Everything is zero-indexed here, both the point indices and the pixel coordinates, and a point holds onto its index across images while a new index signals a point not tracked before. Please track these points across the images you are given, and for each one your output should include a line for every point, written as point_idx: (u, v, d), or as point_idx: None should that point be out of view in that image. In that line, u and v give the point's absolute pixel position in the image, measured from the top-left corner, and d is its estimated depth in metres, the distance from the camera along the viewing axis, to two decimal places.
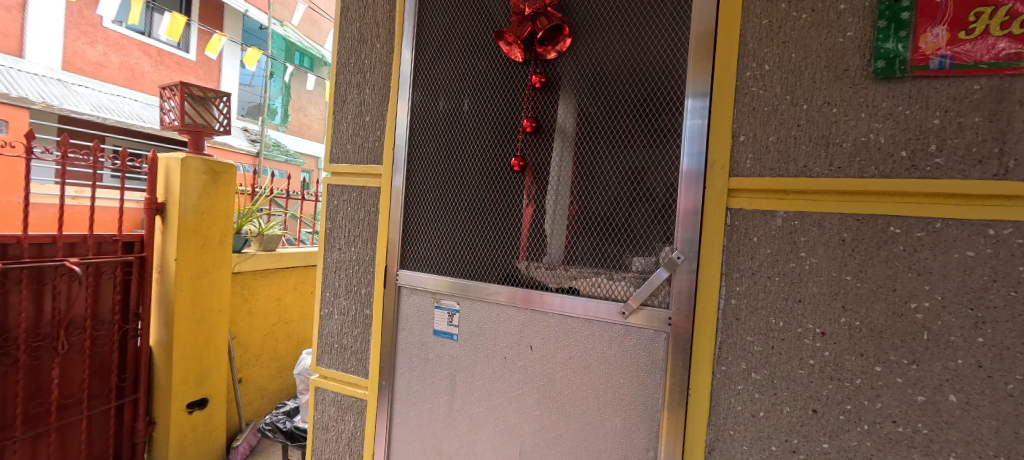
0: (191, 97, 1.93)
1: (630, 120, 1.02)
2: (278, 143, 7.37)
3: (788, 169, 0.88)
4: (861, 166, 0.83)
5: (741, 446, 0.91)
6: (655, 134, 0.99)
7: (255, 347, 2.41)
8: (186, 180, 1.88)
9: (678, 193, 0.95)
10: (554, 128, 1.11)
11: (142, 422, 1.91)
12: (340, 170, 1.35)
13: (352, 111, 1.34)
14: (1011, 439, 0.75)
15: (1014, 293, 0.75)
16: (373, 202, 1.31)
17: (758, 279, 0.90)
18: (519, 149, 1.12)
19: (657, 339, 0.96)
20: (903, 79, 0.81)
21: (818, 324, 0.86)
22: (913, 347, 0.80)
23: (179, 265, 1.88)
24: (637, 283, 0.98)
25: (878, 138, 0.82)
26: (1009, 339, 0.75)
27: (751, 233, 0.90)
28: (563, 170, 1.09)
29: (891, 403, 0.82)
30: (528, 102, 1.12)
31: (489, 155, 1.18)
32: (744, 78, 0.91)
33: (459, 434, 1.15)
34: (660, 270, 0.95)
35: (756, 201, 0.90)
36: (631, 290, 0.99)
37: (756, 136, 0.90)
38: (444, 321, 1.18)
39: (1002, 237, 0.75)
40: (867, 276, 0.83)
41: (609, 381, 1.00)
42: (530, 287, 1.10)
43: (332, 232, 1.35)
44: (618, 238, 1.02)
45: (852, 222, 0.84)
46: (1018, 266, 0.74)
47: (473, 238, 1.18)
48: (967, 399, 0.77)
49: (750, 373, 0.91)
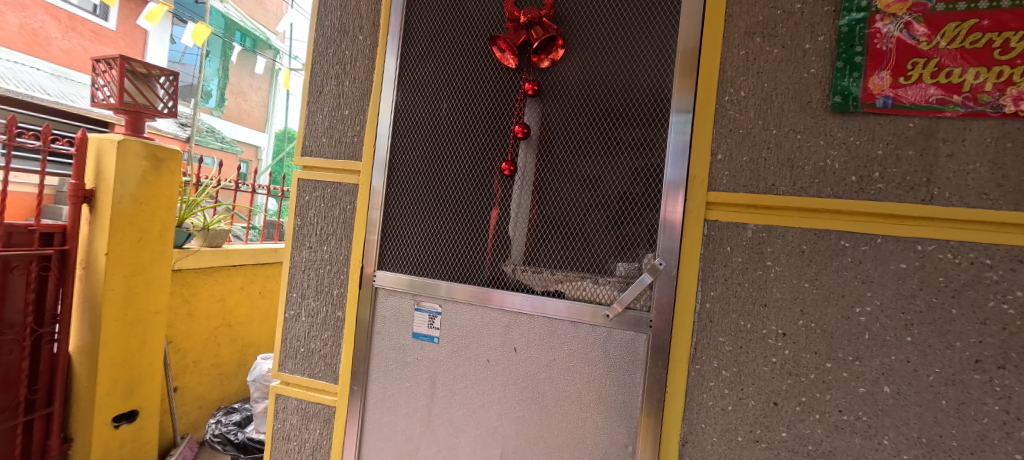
0: (132, 73, 1.74)
1: (616, 132, 1.08)
2: (213, 130, 6.77)
3: (758, 186, 0.97)
4: (819, 187, 0.94)
5: (711, 438, 0.97)
6: (641, 147, 1.05)
7: (193, 353, 2.19)
8: (122, 165, 1.69)
9: (662, 203, 1.01)
10: (543, 136, 1.14)
11: (57, 440, 1.67)
12: (315, 165, 1.29)
13: (330, 103, 1.29)
14: (931, 423, 0.88)
15: (935, 299, 0.88)
16: (349, 200, 1.26)
17: (730, 285, 0.99)
18: (507, 153, 1.15)
19: (637, 340, 1.01)
20: (854, 114, 0.93)
21: (780, 325, 0.95)
22: (857, 345, 0.92)
23: (110, 261, 1.67)
24: (622, 289, 1.03)
25: (834, 164, 0.94)
26: (931, 338, 0.88)
27: (725, 243, 0.99)
28: (550, 177, 1.13)
29: (838, 395, 0.92)
30: (518, 108, 1.15)
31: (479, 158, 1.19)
32: (723, 102, 1.00)
33: (436, 439, 1.13)
34: (643, 277, 1.01)
35: (730, 214, 0.99)
36: (614, 296, 1.04)
37: (731, 156, 0.99)
38: (423, 323, 1.17)
39: (928, 252, 0.89)
40: (822, 283, 0.94)
41: (589, 381, 1.04)
42: (515, 290, 1.11)
43: (302, 229, 1.28)
44: (603, 244, 1.07)
45: (811, 236, 0.95)
46: (939, 277, 0.88)
47: (459, 240, 1.18)
48: (898, 390, 0.89)
49: (721, 371, 0.98)
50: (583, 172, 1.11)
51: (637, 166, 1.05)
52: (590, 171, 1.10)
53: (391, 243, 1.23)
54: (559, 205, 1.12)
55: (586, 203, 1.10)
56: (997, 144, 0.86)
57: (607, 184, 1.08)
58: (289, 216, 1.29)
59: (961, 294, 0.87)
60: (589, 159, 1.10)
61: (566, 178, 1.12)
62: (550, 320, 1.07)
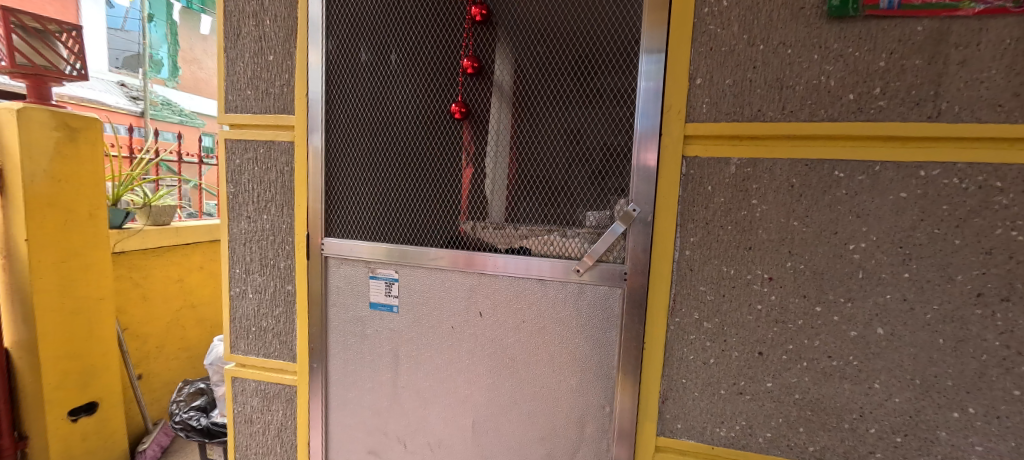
0: (21, 29, 1.52)
1: (581, 63, 0.93)
2: (169, 102, 6.29)
3: (743, 113, 0.85)
4: (811, 109, 0.82)
5: (692, 394, 0.90)
6: (609, 77, 0.92)
7: (155, 338, 2.10)
8: (28, 136, 1.52)
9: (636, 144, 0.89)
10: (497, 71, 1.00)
11: (10, 438, 1.59)
12: (243, 121, 1.12)
13: (251, 49, 1.11)
14: (925, 363, 0.80)
15: (937, 230, 0.79)
16: (286, 161, 1.11)
17: (712, 229, 0.88)
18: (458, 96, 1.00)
19: (611, 296, 0.92)
20: (854, 19, 0.79)
21: (766, 269, 0.86)
22: (850, 285, 0.82)
23: (32, 247, 1.53)
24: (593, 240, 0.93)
25: (829, 81, 0.81)
26: (930, 273, 0.79)
27: (706, 182, 0.87)
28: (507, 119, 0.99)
29: (828, 340, 0.83)
30: (468, 40, 1.00)
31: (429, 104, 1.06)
32: (702, 15, 0.85)
33: (405, 412, 1.06)
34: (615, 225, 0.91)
35: (711, 149, 0.87)
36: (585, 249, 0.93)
37: (712, 79, 0.86)
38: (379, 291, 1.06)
39: (932, 178, 0.78)
40: (812, 221, 0.83)
41: (562, 342, 0.96)
42: (476, 249, 1.01)
43: (237, 198, 1.14)
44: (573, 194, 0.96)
45: (801, 167, 0.83)
46: (942, 206, 0.78)
47: (411, 198, 1.05)
48: (892, 331, 0.81)
49: (702, 322, 0.89)
50: (546, 114, 0.97)
51: (605, 100, 0.92)
52: (555, 112, 0.96)
53: (338, 209, 1.10)
54: (522, 153, 0.98)
55: (551, 148, 0.97)
56: (1016, 46, 0.73)
57: (572, 124, 0.95)
58: (221, 183, 1.15)
59: (966, 223, 0.78)
60: (551, 97, 0.96)
61: (527, 122, 0.98)
62: (517, 280, 0.97)
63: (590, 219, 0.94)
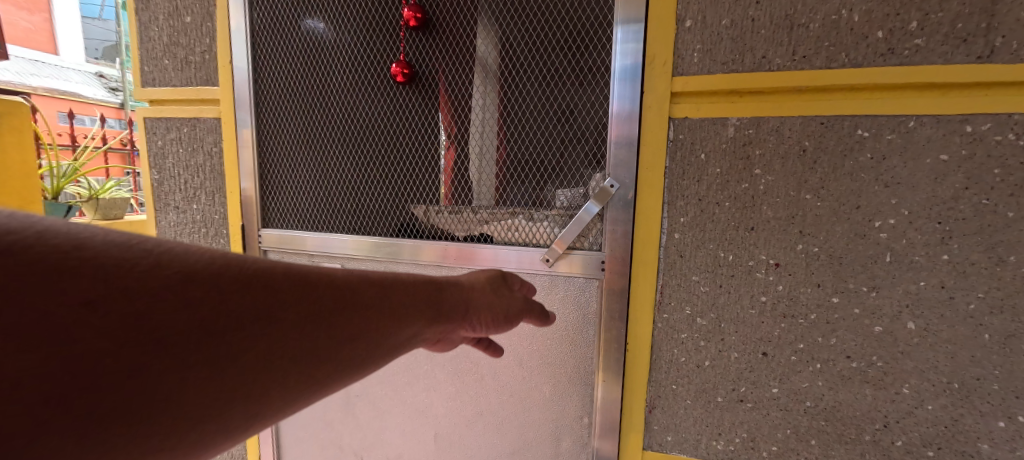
0: None
1: (543, 10, 0.79)
2: None
3: (743, 61, 0.68)
4: (829, 53, 0.65)
5: (684, 402, 0.76)
6: (576, 26, 0.78)
7: None
8: None
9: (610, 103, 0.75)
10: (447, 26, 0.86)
11: None
12: (163, 96, 0.97)
13: (165, 9, 0.95)
14: (966, 364, 0.65)
15: (986, 201, 0.62)
16: (213, 140, 0.96)
17: (706, 206, 0.72)
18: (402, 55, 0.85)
19: (588, 288, 0.79)
20: None
21: (771, 254, 0.70)
22: (875, 271, 0.67)
23: None
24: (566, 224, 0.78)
25: (851, 16, 0.64)
26: (976, 254, 0.63)
27: (698, 150, 0.72)
28: (461, 82, 0.86)
29: (846, 338, 0.68)
30: None
31: (370, 66, 0.91)
32: None
33: (360, 424, 0.93)
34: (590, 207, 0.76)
35: (703, 108, 0.71)
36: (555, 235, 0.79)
37: (705, 21, 0.69)
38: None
39: (981, 135, 0.61)
40: (829, 194, 0.67)
41: (531, 343, 0.82)
42: (431, 237, 0.86)
43: (165, 185, 1.00)
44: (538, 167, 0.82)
45: (815, 127, 0.67)
46: (993, 169, 0.61)
47: (354, 179, 0.91)
48: (925, 326, 0.66)
49: (694, 318, 0.74)
50: (506, 72, 0.82)
51: (573, 54, 0.79)
52: (516, 69, 0.82)
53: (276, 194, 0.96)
54: (480, 120, 0.84)
55: (513, 114, 0.82)
56: None
57: (535, 84, 0.81)
58: (145, 169, 1.01)
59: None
60: (509, 53, 0.82)
61: (483, 82, 0.84)
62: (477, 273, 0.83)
63: (562, 200, 0.80)
